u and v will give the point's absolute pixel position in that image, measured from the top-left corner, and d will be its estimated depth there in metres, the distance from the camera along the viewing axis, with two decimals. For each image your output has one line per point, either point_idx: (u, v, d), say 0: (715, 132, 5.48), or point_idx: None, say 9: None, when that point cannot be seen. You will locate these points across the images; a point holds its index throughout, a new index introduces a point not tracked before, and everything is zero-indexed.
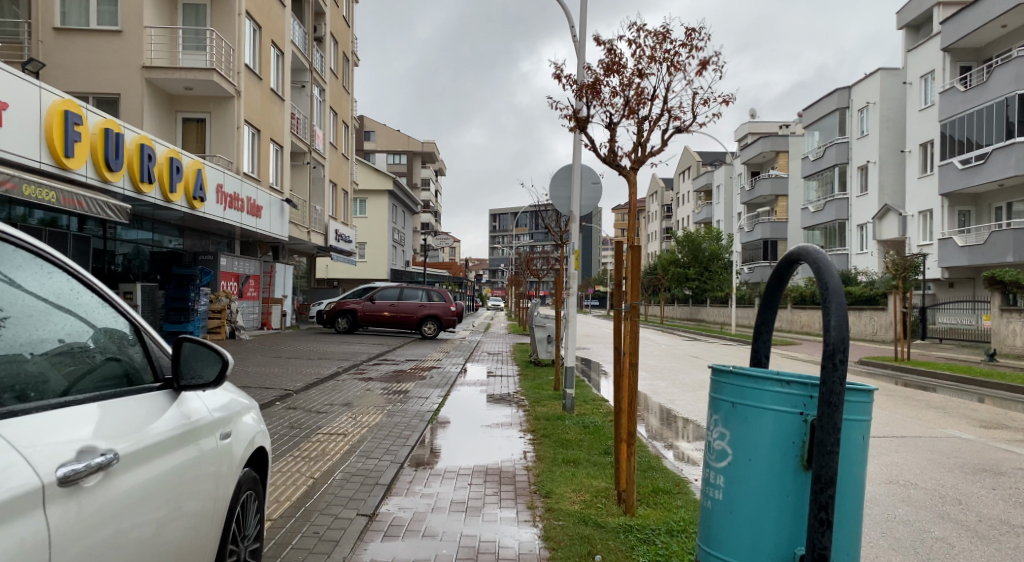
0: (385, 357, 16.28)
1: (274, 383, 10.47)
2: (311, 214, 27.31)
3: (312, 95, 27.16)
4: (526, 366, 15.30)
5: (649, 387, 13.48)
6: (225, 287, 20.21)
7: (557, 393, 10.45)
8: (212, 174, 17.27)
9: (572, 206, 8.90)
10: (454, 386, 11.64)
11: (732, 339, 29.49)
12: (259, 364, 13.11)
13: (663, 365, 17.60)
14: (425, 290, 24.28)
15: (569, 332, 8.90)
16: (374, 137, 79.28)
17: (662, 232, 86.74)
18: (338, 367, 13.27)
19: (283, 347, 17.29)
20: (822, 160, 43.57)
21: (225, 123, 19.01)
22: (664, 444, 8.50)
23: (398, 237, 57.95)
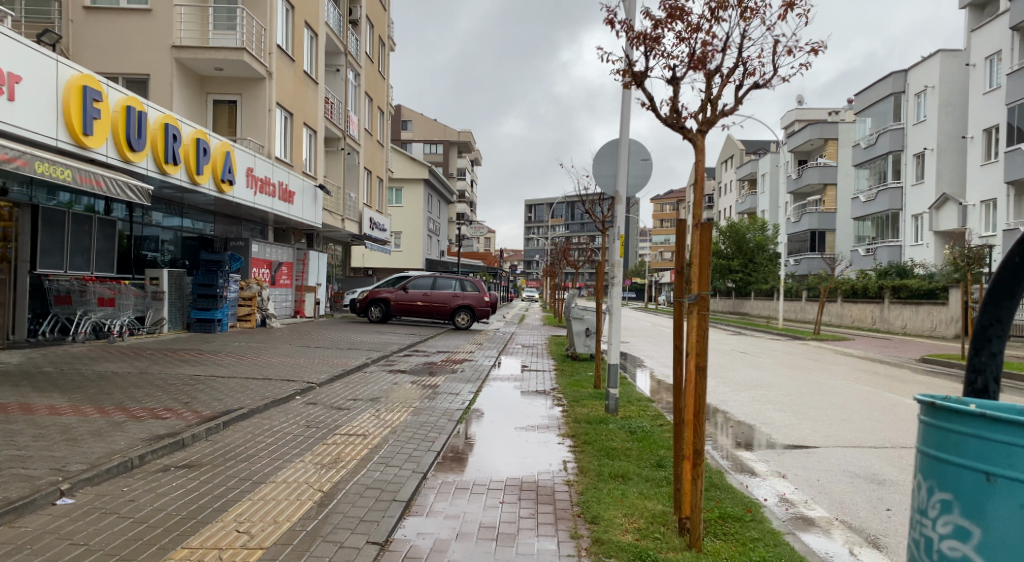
0: (416, 348, 15.61)
1: (297, 376, 9.82)
2: (346, 201, 26.84)
3: (347, 79, 26.61)
4: (563, 360, 14.45)
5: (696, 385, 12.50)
6: (257, 274, 19.84)
7: (598, 391, 9.57)
8: (242, 157, 16.85)
9: (618, 186, 7.94)
10: (486, 381, 10.82)
11: (779, 334, 28.10)
12: (284, 354, 12.53)
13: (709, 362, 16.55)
14: (459, 279, 23.67)
15: (614, 326, 7.99)
16: (411, 126, 78.99)
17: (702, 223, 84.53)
18: (366, 358, 12.62)
19: (312, 336, 16.81)
20: (873, 148, 41.31)
21: (257, 105, 18.60)
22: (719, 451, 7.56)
23: (434, 227, 57.58)
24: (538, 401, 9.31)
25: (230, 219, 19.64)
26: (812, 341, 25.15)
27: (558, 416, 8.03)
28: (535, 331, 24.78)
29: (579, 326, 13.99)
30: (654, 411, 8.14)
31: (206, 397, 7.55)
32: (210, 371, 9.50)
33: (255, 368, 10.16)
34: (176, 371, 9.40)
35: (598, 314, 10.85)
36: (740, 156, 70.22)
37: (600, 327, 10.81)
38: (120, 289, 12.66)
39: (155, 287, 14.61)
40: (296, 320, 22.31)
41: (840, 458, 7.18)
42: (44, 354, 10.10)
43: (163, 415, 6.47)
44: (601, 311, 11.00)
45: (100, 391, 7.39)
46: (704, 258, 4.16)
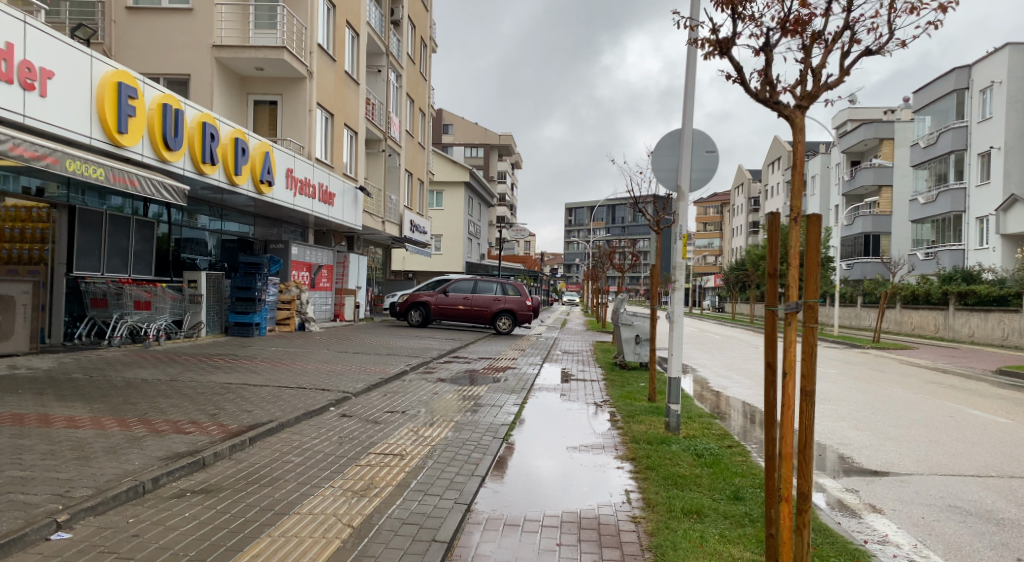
0: (456, 354, 15.03)
1: (332, 384, 9.30)
2: (386, 203, 26.49)
3: (388, 80, 26.31)
4: (612, 369, 13.63)
5: (757, 398, 11.55)
6: (297, 277, 19.61)
7: (654, 405, 8.77)
8: (282, 158, 16.62)
9: (680, 181, 7.13)
10: (531, 391, 10.04)
11: (836, 341, 26.64)
12: (320, 360, 12.06)
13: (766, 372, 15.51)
14: (500, 282, 23.06)
15: (675, 334, 7.10)
16: (452, 130, 79.00)
17: (748, 225, 82.18)
18: (405, 365, 12.07)
19: (351, 341, 16.38)
20: (933, 148, 39.06)
21: (298, 105, 18.38)
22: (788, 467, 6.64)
23: (474, 230, 57.32)
24: (590, 416, 8.47)
25: (269, 221, 19.46)
26: (872, 349, 23.70)
27: (613, 435, 7.19)
28: (578, 337, 23.99)
29: (628, 333, 13.18)
30: (720, 431, 7.22)
31: (234, 408, 7.07)
32: (243, 378, 9.07)
33: (289, 376, 9.69)
34: (208, 378, 8.99)
35: (653, 321, 9.96)
36: (788, 158, 67.99)
37: (655, 334, 9.93)
38: (156, 293, 12.52)
39: (193, 290, 14.43)
40: (336, 323, 22.04)
41: (931, 487, 6.08)
42: (77, 359, 9.85)
43: (186, 430, 5.98)
44: (656, 317, 10.09)
45: (125, 402, 6.98)
46: (812, 256, 3.24)
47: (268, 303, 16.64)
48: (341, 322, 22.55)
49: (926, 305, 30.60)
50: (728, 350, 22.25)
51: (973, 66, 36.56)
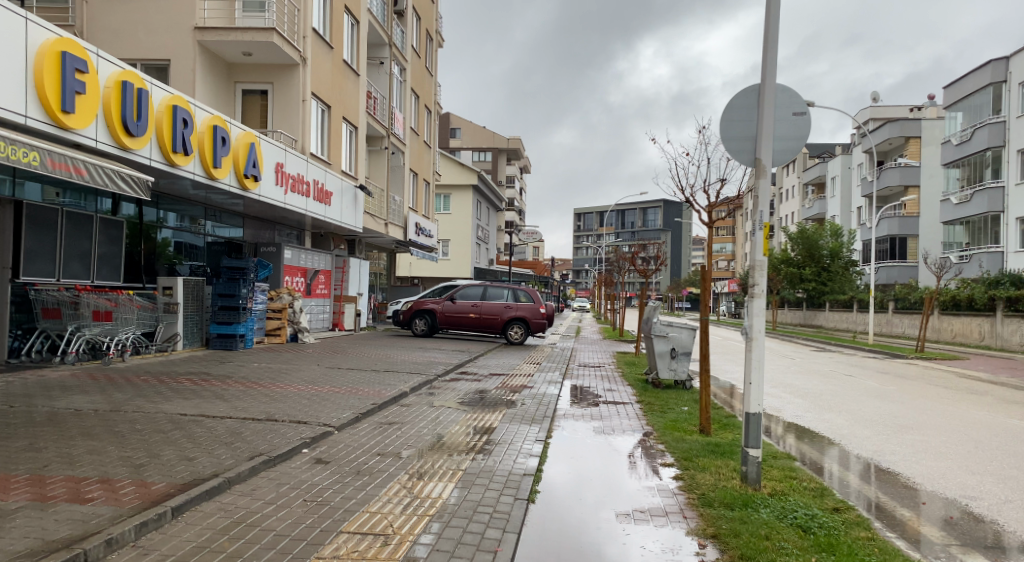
0: (464, 370, 13.26)
1: (311, 414, 7.52)
2: (389, 204, 24.83)
3: (391, 72, 24.73)
4: (642, 388, 11.85)
5: (822, 421, 9.70)
6: (289, 283, 18.02)
7: (712, 444, 6.95)
8: (269, 150, 15.15)
9: (758, 152, 5.43)
10: (548, 421, 8.04)
11: (871, 350, 24.76)
12: (306, 380, 10.30)
13: (813, 388, 13.70)
14: (511, 288, 21.32)
15: (754, 358, 5.34)
16: (460, 134, 77.23)
17: (762, 230, 80.27)
18: (405, 385, 10.32)
19: (348, 354, 14.67)
20: (966, 145, 36.98)
21: (289, 94, 17.01)
22: (916, 531, 4.77)
23: (483, 235, 55.70)
24: (624, 457, 6.53)
25: (258, 222, 17.93)
26: (913, 359, 21.82)
27: (676, 490, 5.36)
28: (596, 346, 22.21)
29: (663, 345, 11.45)
30: (814, 485, 5.42)
31: (173, 455, 5.31)
32: (203, 409, 7.30)
33: (261, 405, 7.93)
34: (160, 408, 7.25)
35: (704, 343, 7.87)
36: (803, 160, 66.17)
37: (707, 357, 7.89)
38: (117, 301, 10.91)
39: (167, 298, 12.92)
40: (335, 333, 20.37)
41: None
42: (12, 381, 8.14)
43: (86, 497, 4.18)
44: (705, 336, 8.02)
45: (27, 447, 5.22)
46: None
47: (254, 311, 15.20)
48: (340, 332, 20.90)
49: (968, 312, 28.37)
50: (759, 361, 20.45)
51: (1011, 58, 34.45)
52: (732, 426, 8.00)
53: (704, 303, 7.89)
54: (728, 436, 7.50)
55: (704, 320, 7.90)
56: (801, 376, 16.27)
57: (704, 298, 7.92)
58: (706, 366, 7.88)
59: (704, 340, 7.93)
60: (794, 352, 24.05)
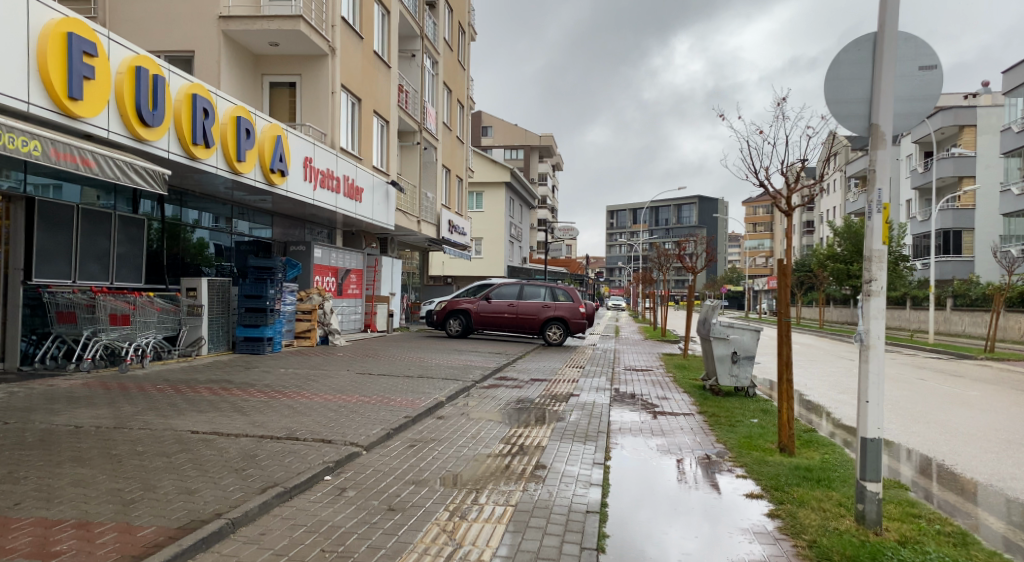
0: (503, 375, 12.37)
1: (337, 431, 6.71)
2: (422, 201, 24.11)
3: (423, 65, 24.00)
4: (699, 394, 10.82)
5: (912, 436, 8.50)
6: (320, 283, 17.41)
7: (798, 466, 5.92)
8: (296, 144, 14.69)
9: (876, 114, 4.34)
10: (603, 440, 7.00)
11: (934, 349, 22.97)
12: (333, 388, 9.56)
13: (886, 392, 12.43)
14: (549, 287, 20.38)
15: (873, 373, 4.26)
16: (492, 132, 76.36)
17: (803, 225, 77.67)
18: (440, 393, 9.51)
19: (380, 358, 13.93)
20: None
21: (318, 86, 16.55)
22: None
23: (516, 232, 54.86)
24: (692, 486, 5.46)
25: (287, 220, 17.44)
26: (981, 358, 20.01)
27: (778, 536, 4.30)
28: (638, 348, 21.08)
29: (723, 349, 10.40)
30: (951, 530, 4.30)
31: (171, 488, 4.59)
32: (217, 427, 6.59)
33: (284, 420, 7.17)
34: (170, 428, 6.55)
35: (783, 349, 6.71)
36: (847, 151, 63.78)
37: (787, 366, 6.71)
38: (135, 303, 10.44)
39: (191, 300, 12.77)
40: (367, 334, 19.71)
41: None
42: (18, 393, 7.60)
43: (52, 551, 3.37)
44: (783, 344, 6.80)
45: (4, 478, 4.54)
46: None
47: (284, 313, 14.87)
48: (373, 333, 20.24)
49: None
50: (815, 362, 19.07)
51: None
52: (821, 443, 6.83)
53: (783, 303, 6.71)
54: (813, 455, 6.40)
55: (784, 320, 6.73)
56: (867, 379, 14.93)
57: (783, 298, 6.73)
58: (785, 376, 6.73)
59: (785, 345, 6.75)
60: (851, 352, 22.49)
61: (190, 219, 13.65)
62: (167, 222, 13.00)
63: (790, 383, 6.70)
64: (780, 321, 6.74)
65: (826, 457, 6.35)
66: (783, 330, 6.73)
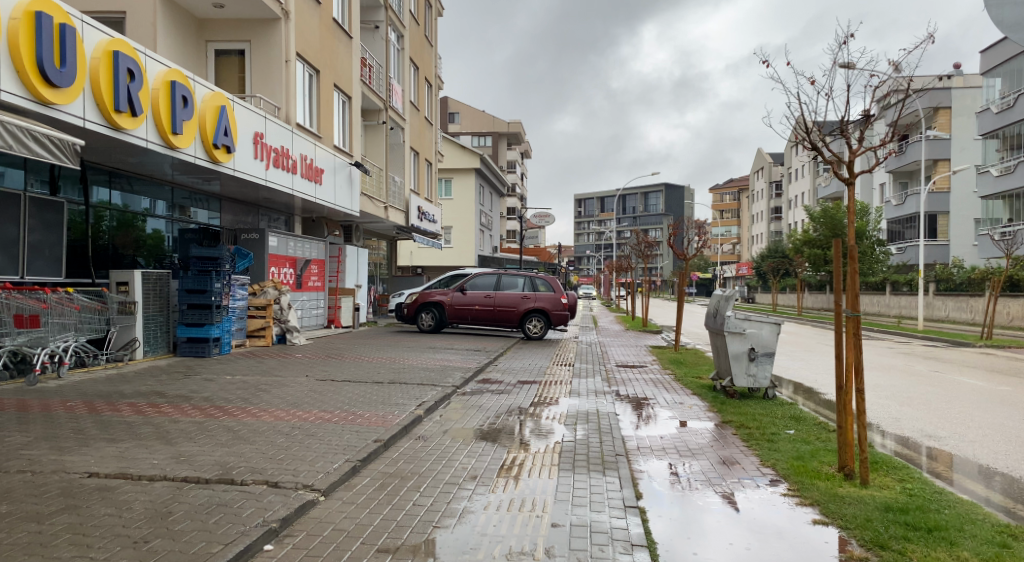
0: (486, 378, 10.94)
1: (287, 467, 5.23)
2: (389, 185, 22.40)
3: (387, 38, 22.22)
4: (710, 396, 9.62)
5: (971, 433, 7.32)
6: (276, 275, 15.70)
7: (880, 499, 4.62)
8: (244, 117, 12.99)
9: None
10: (626, 470, 5.52)
11: (925, 337, 22.01)
12: (287, 401, 8.03)
13: (909, 386, 11.30)
14: (528, 276, 19.04)
15: None
16: (458, 119, 74.39)
17: (771, 212, 78.03)
18: (418, 403, 8.06)
19: (346, 359, 12.39)
20: (1008, 112, 32.01)
21: (270, 54, 14.77)
22: None
23: (486, 221, 53.38)
24: (757, 531, 4.15)
25: (237, 206, 15.72)
26: (982, 345, 19.01)
27: None
28: (623, 340, 19.87)
29: (739, 345, 9.13)
30: None
31: None
32: (129, 468, 5.07)
33: (217, 452, 5.65)
34: (63, 468, 5.00)
35: (854, 354, 5.12)
36: None
37: (859, 373, 5.11)
38: (47, 301, 8.80)
39: (123, 296, 11.10)
40: (331, 331, 17.99)
41: None
42: None
43: None
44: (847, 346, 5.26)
45: None
46: None
47: (233, 309, 13.17)
48: (337, 330, 18.54)
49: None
50: (811, 352, 18.08)
51: None
52: (898, 468, 5.34)
53: (850, 297, 5.13)
54: (891, 484, 4.95)
55: (851, 315, 5.18)
56: (877, 370, 13.83)
57: (850, 292, 5.13)
58: (856, 385, 5.10)
59: (854, 348, 5.17)
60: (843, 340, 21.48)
61: (140, 207, 12.54)
62: (94, 205, 11.28)
63: (863, 395, 5.09)
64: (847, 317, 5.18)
65: (908, 487, 4.91)
66: (851, 330, 5.18)
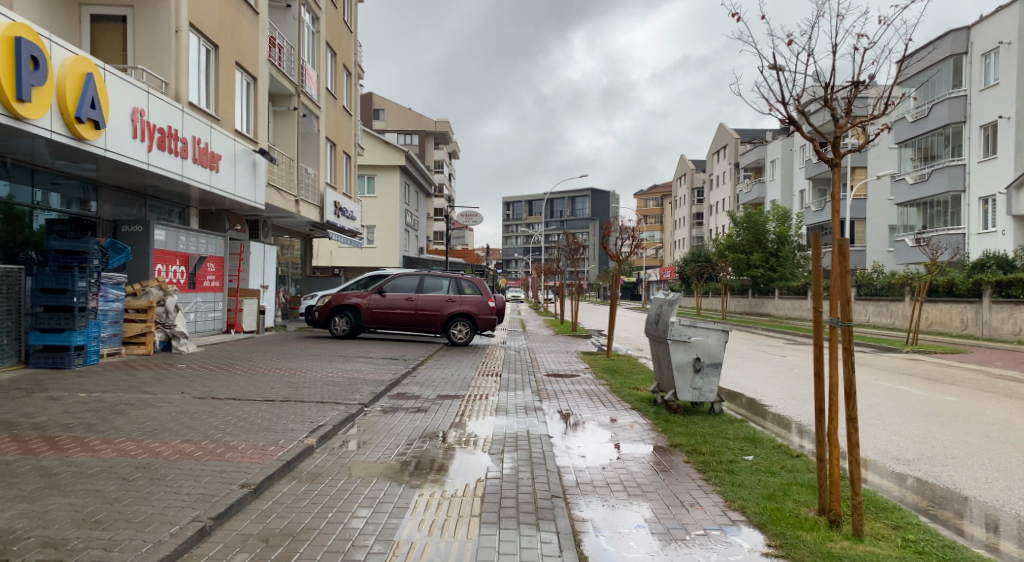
0: (401, 392, 9.61)
1: (101, 536, 3.72)
2: (301, 177, 20.55)
3: (300, 18, 20.33)
4: (649, 410, 8.72)
5: (941, 454, 6.59)
6: (165, 274, 13.73)
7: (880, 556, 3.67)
8: (118, 88, 10.63)
9: None
10: (565, 522, 4.34)
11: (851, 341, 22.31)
12: (142, 427, 6.37)
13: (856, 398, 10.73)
14: (452, 278, 17.75)
15: None
16: (384, 115, 72.09)
17: (693, 217, 80.07)
18: (310, 428, 6.63)
19: (236, 370, 10.70)
20: (924, 122, 33.61)
21: (157, 20, 12.53)
22: None
23: (412, 221, 51.63)
24: None
25: (119, 193, 13.43)
26: (908, 351, 19.18)
27: None
28: (552, 345, 18.92)
29: (684, 355, 8.21)
30: None
31: None
32: None
33: (5, 514, 4.04)
34: None
35: (846, 374, 4.15)
36: (735, 145, 66.03)
37: (851, 399, 4.16)
38: None
39: None
40: (229, 336, 16.03)
41: None
42: None
43: None
44: (834, 367, 4.31)
45: None
46: None
47: (105, 312, 11.03)
48: (237, 335, 16.59)
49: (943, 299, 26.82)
50: (743, 357, 17.67)
51: (973, 27, 30.91)
52: (889, 510, 4.42)
53: (843, 304, 4.16)
54: (886, 534, 4.03)
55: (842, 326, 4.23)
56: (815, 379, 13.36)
57: (842, 298, 4.16)
58: (847, 413, 4.17)
59: (844, 365, 4.22)
60: (772, 345, 21.37)
61: (31, 199, 11.03)
62: None
63: (855, 425, 4.14)
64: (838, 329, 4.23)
65: (908, 537, 3.97)
66: (841, 343, 4.23)
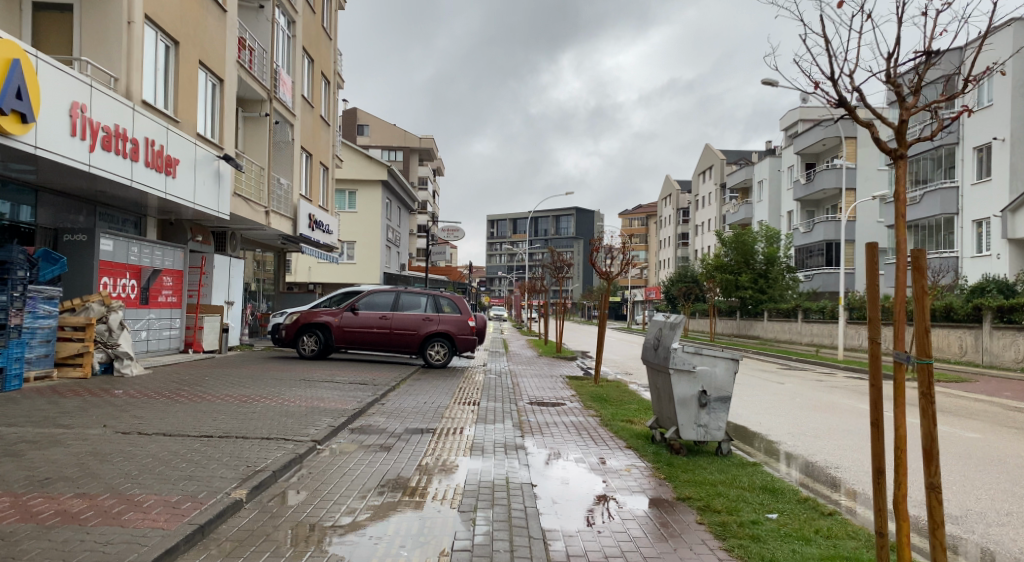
0: (365, 424, 8.48)
1: None
2: (271, 187, 19.41)
3: (274, 20, 19.30)
4: (645, 448, 7.68)
5: (996, 512, 5.62)
6: (111, 289, 12.46)
7: None
8: (56, 81, 9.37)
9: None
10: None
11: (848, 368, 21.65)
12: (33, 470, 5.14)
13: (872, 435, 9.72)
14: (431, 295, 16.67)
15: None
16: (368, 131, 71.01)
17: (678, 238, 80.01)
18: (244, 475, 5.48)
19: (180, 397, 9.45)
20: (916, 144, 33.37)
21: (107, 8, 11.35)
22: None
23: (394, 237, 50.38)
24: None
25: (64, 198, 12.13)
26: None
27: None
28: (537, 368, 17.88)
29: (688, 388, 7.22)
30: None
31: None
32: None
33: None
34: None
35: (927, 427, 3.16)
36: (720, 166, 65.91)
37: (932, 460, 3.17)
38: None
39: None
40: (186, 356, 14.74)
41: None
42: None
43: None
44: (906, 419, 3.32)
45: None
46: None
47: (33, 334, 9.39)
48: (196, 355, 15.29)
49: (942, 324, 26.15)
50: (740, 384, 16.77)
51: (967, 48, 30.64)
52: None
53: (923, 334, 3.19)
54: None
55: (919, 363, 3.25)
56: (819, 409, 12.36)
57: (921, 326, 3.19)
58: (928, 479, 3.17)
59: (921, 416, 3.22)
60: (768, 370, 20.53)
61: None
62: None
63: (938, 494, 3.16)
64: (915, 367, 3.24)
65: None
66: (916, 385, 3.24)
